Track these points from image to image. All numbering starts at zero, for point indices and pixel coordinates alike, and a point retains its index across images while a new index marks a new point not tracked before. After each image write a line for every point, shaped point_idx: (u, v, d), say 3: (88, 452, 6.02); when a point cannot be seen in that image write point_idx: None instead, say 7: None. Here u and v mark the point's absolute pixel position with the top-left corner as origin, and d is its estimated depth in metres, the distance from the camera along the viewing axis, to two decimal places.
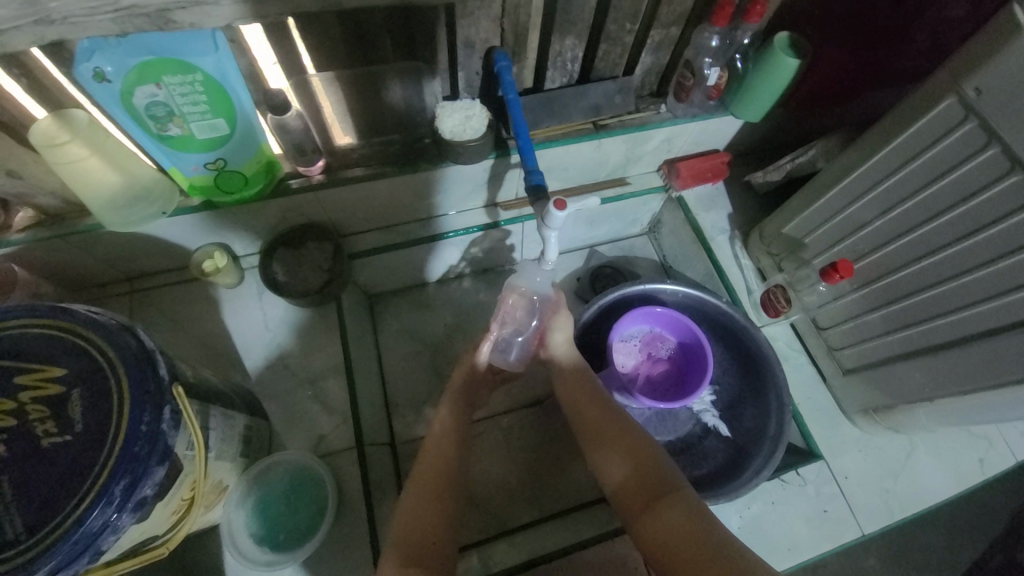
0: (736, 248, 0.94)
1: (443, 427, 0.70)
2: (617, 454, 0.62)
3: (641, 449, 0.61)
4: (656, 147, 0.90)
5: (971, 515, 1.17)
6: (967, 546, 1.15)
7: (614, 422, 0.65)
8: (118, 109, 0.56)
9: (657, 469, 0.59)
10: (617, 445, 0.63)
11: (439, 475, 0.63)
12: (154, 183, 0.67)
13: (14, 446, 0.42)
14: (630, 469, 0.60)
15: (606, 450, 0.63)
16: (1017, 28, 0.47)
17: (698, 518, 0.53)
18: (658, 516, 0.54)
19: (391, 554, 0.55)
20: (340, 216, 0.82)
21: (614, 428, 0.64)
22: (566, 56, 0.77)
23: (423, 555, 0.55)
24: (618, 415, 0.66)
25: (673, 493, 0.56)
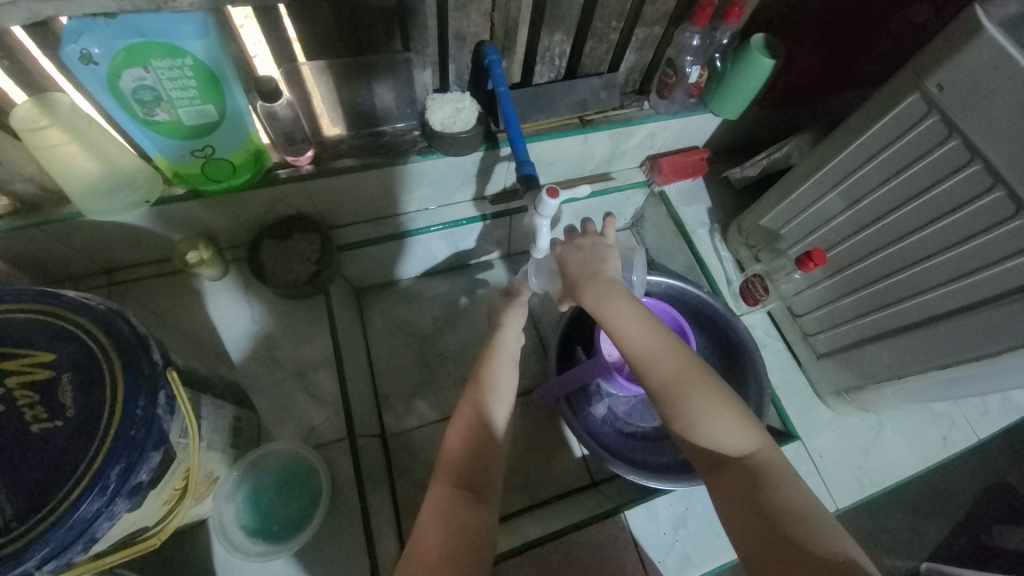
0: (716, 240, 0.97)
1: (486, 407, 0.61)
2: (686, 405, 0.55)
3: (702, 406, 0.55)
4: (639, 142, 0.93)
5: (932, 498, 1.24)
6: (930, 528, 1.21)
7: (669, 367, 0.56)
8: (104, 92, 0.54)
9: (732, 430, 0.54)
10: (688, 397, 0.55)
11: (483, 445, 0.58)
12: (137, 171, 0.65)
13: (1, 432, 0.41)
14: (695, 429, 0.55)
15: (672, 400, 0.55)
16: (973, 29, 0.51)
17: (776, 486, 0.51)
18: (731, 481, 0.53)
19: (444, 470, 0.57)
20: (328, 207, 0.81)
21: (682, 374, 0.55)
22: (554, 51, 0.79)
23: (472, 473, 0.56)
24: (672, 363, 0.56)
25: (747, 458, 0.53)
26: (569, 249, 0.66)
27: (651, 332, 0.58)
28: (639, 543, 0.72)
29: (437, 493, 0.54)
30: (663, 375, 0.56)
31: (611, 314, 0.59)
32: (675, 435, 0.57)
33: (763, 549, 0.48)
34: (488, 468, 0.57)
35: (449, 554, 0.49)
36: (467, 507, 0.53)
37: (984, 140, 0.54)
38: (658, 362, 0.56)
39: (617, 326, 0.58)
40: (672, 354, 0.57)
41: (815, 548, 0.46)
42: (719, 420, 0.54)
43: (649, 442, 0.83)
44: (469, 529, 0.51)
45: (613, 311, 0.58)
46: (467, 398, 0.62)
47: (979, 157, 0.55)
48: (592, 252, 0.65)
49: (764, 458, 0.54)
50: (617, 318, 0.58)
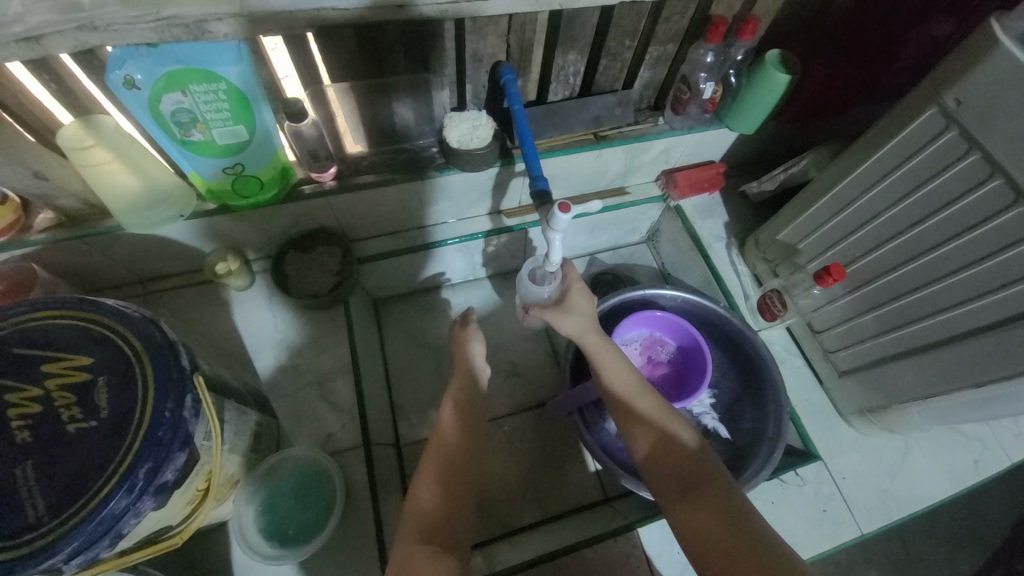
0: (733, 255, 0.97)
1: (448, 443, 0.66)
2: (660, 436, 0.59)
3: (674, 435, 0.59)
4: (655, 157, 0.94)
5: (968, 526, 1.18)
6: (967, 558, 1.15)
7: (646, 399, 0.62)
8: (145, 114, 0.58)
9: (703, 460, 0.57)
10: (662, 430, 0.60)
11: (446, 497, 0.61)
12: (173, 187, 0.69)
13: (40, 431, 0.44)
14: (668, 455, 0.58)
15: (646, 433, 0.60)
16: (992, 43, 0.51)
17: (746, 510, 0.53)
18: (702, 505, 0.54)
19: (412, 525, 0.58)
20: (349, 221, 0.84)
21: (656, 410, 0.61)
22: (569, 70, 0.81)
23: (436, 528, 0.58)
24: (648, 396, 0.63)
25: (717, 484, 0.55)
26: (574, 282, 0.70)
27: (631, 371, 0.65)
28: (652, 559, 0.71)
29: (404, 549, 0.55)
30: (640, 410, 0.61)
31: (597, 350, 0.65)
32: (650, 468, 0.59)
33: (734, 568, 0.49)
34: (449, 518, 0.59)
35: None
36: (436, 556, 0.54)
37: (1005, 154, 0.53)
38: (637, 399, 0.62)
39: (601, 361, 0.65)
40: (649, 391, 0.63)
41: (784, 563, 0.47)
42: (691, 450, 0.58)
43: None
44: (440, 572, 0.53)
45: (600, 347, 0.65)
46: (432, 450, 0.65)
47: (1001, 172, 0.53)
48: (584, 295, 0.69)
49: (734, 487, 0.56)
50: (602, 354, 0.65)
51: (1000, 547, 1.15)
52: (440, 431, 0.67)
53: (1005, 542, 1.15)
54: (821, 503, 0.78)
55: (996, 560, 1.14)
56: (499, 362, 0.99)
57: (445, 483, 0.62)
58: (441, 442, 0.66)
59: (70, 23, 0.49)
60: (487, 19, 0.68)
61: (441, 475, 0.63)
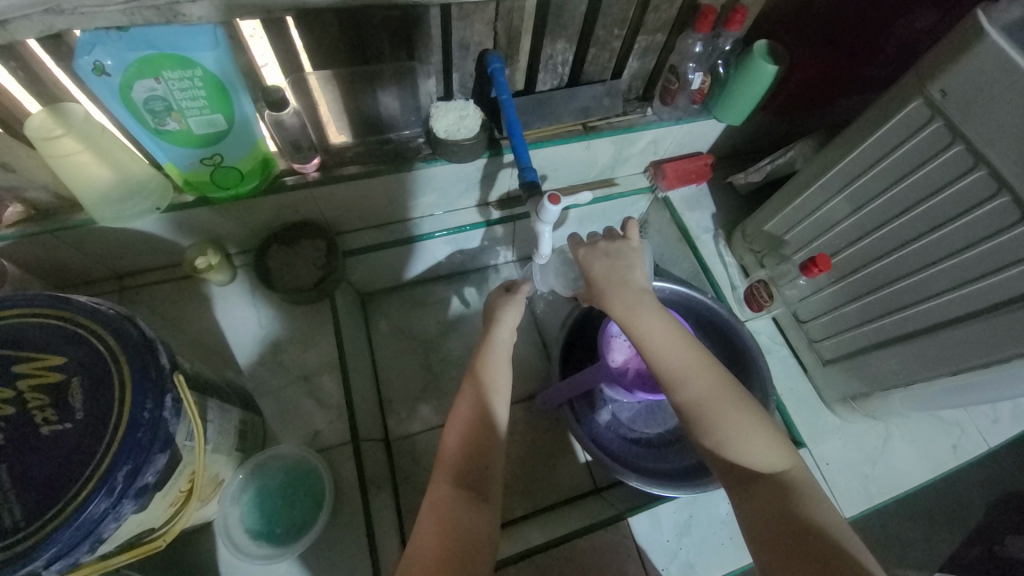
0: (720, 245, 0.98)
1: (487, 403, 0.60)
2: (718, 422, 0.54)
3: (738, 418, 0.54)
4: (643, 148, 0.94)
5: (945, 508, 1.22)
6: (943, 538, 1.19)
7: (704, 375, 0.56)
8: (116, 102, 0.55)
9: (767, 449, 0.54)
10: (720, 414, 0.55)
11: (482, 453, 0.57)
12: (148, 179, 0.67)
13: (12, 434, 0.42)
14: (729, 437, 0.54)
15: (702, 417, 0.55)
16: (979, 34, 0.51)
17: (809, 502, 0.50)
18: (757, 498, 0.52)
19: (445, 469, 0.56)
20: (334, 213, 0.82)
21: (713, 392, 0.55)
22: (557, 59, 0.79)
23: (471, 471, 0.56)
24: (704, 370, 0.57)
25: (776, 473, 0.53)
26: (594, 253, 0.63)
27: (683, 342, 0.58)
28: (643, 550, 0.72)
29: (437, 495, 0.54)
30: (697, 388, 0.56)
31: (639, 321, 0.59)
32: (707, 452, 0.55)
33: (791, 565, 0.47)
34: (489, 469, 0.56)
35: (449, 555, 0.49)
36: (472, 508, 0.53)
37: (988, 145, 0.53)
38: (688, 381, 0.56)
39: (650, 334, 0.58)
40: (705, 363, 0.57)
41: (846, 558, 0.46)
42: (750, 440, 0.54)
43: (652, 449, 0.83)
44: (476, 532, 0.51)
45: (646, 319, 0.59)
46: (474, 396, 0.60)
47: (984, 162, 0.54)
48: (606, 267, 0.62)
49: (797, 478, 0.53)
50: (648, 325, 0.59)
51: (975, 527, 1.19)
52: (468, 386, 0.62)
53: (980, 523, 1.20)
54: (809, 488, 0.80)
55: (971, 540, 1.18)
56: None
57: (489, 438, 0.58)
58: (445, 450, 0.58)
59: (36, 7, 0.48)
60: (473, 5, 0.66)
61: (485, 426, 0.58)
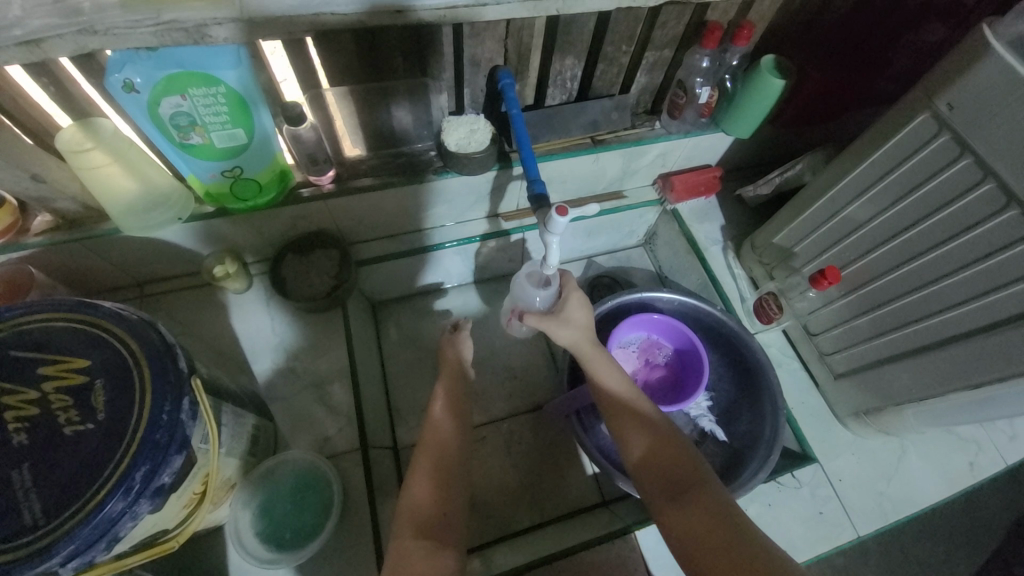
0: (729, 258, 0.97)
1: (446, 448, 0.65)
2: (651, 444, 0.60)
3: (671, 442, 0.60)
4: (651, 161, 0.95)
5: (965, 528, 1.18)
6: (965, 560, 1.15)
7: (640, 407, 0.63)
8: (144, 118, 0.59)
9: (704, 478, 0.57)
10: (661, 441, 0.59)
11: (445, 492, 0.61)
12: (172, 190, 0.69)
13: (37, 435, 0.43)
14: (661, 460, 0.58)
15: (646, 444, 0.60)
16: (985, 48, 0.52)
17: (737, 520, 0.52)
18: (690, 514, 0.53)
19: (407, 520, 0.57)
20: (347, 224, 0.84)
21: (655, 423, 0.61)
22: (566, 75, 0.81)
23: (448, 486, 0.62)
24: (641, 402, 0.64)
25: (709, 489, 0.55)
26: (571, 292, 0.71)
27: (625, 381, 0.66)
28: (650, 564, 0.71)
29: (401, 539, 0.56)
30: (633, 416, 0.62)
31: (594, 360, 0.67)
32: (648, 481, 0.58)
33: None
34: (445, 513, 0.59)
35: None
36: (435, 549, 0.55)
37: (997, 158, 0.53)
38: (635, 412, 0.62)
39: (598, 370, 0.66)
40: (643, 398, 0.65)
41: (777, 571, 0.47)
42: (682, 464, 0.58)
43: None
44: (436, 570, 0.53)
45: (596, 357, 0.67)
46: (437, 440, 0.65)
47: (993, 175, 0.54)
48: (581, 305, 0.69)
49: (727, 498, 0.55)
50: (600, 365, 0.66)
51: (997, 549, 1.16)
52: (428, 430, 0.66)
53: (1003, 544, 1.16)
54: (824, 506, 0.78)
55: (993, 562, 1.14)
56: (497, 365, 0.99)
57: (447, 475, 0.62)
58: (437, 438, 0.66)
59: (70, 26, 0.49)
60: (485, 24, 0.68)
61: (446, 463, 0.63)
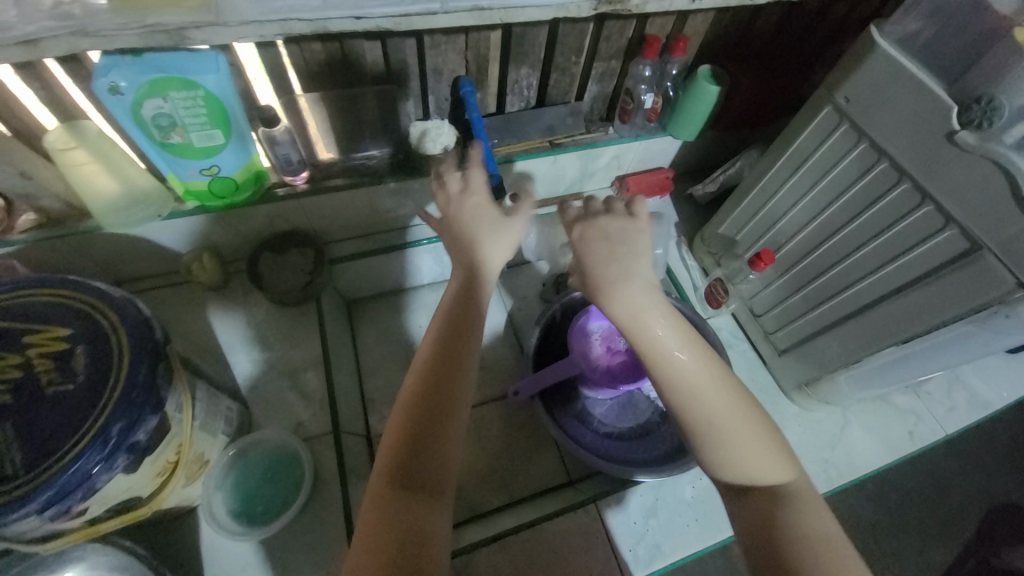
0: (682, 251, 1.05)
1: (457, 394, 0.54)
2: (717, 434, 0.51)
3: (747, 424, 0.52)
4: (607, 163, 1.02)
5: (936, 518, 1.23)
6: (937, 551, 1.19)
7: (714, 379, 0.52)
8: (128, 118, 0.64)
9: (772, 463, 0.51)
10: (725, 425, 0.51)
11: (403, 452, 0.52)
12: (151, 190, 0.75)
13: (20, 396, 0.47)
14: (731, 447, 0.51)
15: (710, 429, 0.51)
16: (869, 47, 0.60)
17: (802, 516, 0.50)
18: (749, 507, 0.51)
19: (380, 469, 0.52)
20: (321, 223, 0.89)
21: (721, 400, 0.52)
22: (522, 83, 0.89)
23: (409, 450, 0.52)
24: (712, 376, 0.52)
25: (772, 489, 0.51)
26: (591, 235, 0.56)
27: (685, 346, 0.53)
28: (611, 531, 0.75)
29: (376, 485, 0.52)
30: (705, 401, 0.51)
31: (642, 321, 0.53)
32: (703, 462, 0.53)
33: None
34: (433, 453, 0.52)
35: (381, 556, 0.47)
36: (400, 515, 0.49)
37: (887, 140, 0.62)
38: (695, 394, 0.51)
39: (651, 334, 0.52)
40: (715, 371, 0.53)
41: (830, 558, 0.47)
42: (755, 454, 0.51)
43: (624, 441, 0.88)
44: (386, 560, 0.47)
45: (643, 317, 0.53)
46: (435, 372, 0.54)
47: (886, 155, 0.62)
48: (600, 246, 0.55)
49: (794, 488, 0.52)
50: (654, 328, 0.52)
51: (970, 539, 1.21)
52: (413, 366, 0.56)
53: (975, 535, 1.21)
54: None
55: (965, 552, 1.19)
56: None
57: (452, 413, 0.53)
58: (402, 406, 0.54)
59: (64, 29, 0.53)
60: (444, 36, 0.76)
61: (458, 400, 0.54)
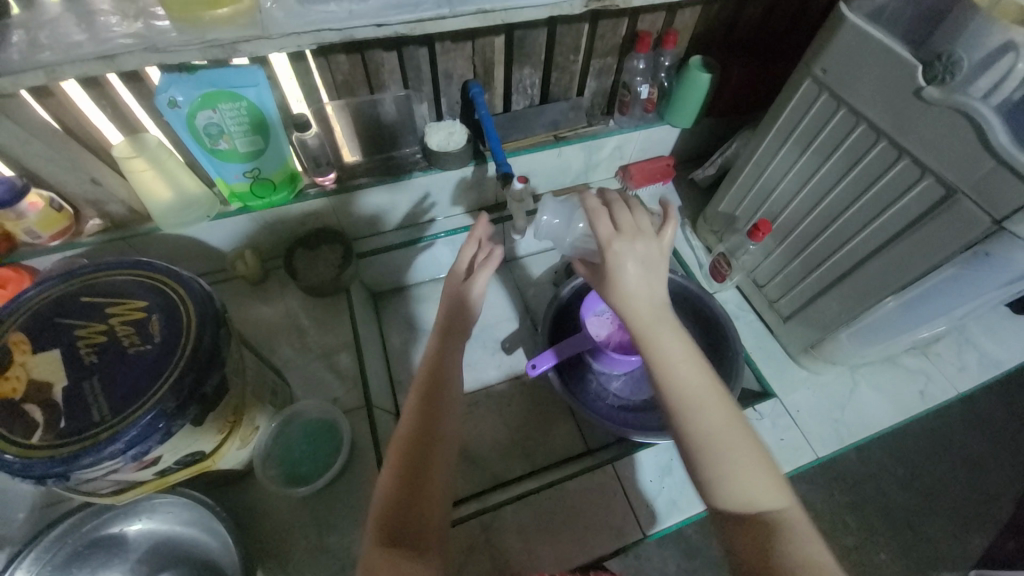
0: (686, 232, 1.10)
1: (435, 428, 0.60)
2: (709, 454, 0.51)
3: (734, 444, 0.51)
4: (609, 154, 1.09)
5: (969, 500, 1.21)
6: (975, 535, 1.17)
7: (695, 395, 0.54)
8: (183, 128, 0.74)
9: (762, 482, 0.50)
10: (713, 441, 0.51)
11: (404, 491, 0.56)
12: (202, 194, 0.84)
13: (108, 355, 0.55)
14: (722, 467, 0.51)
15: (695, 451, 0.52)
16: (839, 21, 0.66)
17: (795, 544, 0.47)
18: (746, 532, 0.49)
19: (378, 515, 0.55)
20: (348, 220, 0.97)
21: (706, 418, 0.52)
22: (526, 82, 0.97)
23: (410, 488, 0.56)
24: (687, 398, 0.53)
25: (784, 517, 0.49)
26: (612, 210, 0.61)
27: (673, 359, 0.55)
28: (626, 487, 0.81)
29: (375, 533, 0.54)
30: (681, 418, 0.53)
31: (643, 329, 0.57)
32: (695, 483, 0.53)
33: None
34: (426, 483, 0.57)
35: None
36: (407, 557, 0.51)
37: (863, 103, 0.67)
38: (679, 409, 0.53)
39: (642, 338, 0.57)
40: (699, 388, 0.54)
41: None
42: (745, 478, 0.50)
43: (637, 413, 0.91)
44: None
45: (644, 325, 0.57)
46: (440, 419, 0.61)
47: (863, 118, 0.68)
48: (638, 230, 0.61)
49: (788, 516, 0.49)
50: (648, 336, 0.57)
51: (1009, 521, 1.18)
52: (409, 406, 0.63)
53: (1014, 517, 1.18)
54: None
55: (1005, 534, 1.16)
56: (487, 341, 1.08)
57: (442, 440, 0.60)
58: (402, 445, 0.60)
59: (138, 46, 0.63)
60: (453, 43, 0.84)
61: (441, 434, 0.60)
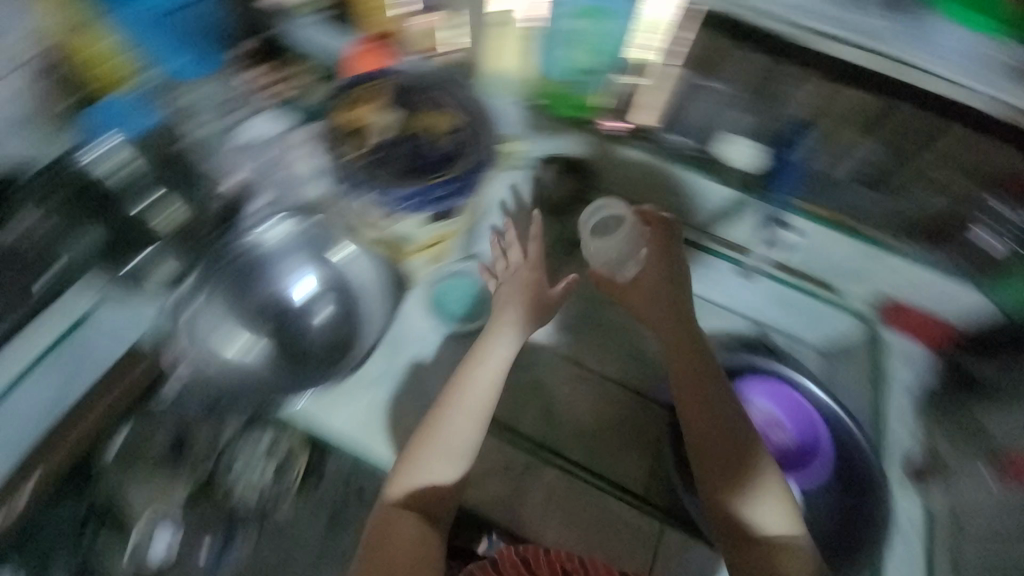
0: (909, 407, 0.92)
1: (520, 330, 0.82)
2: (737, 484, 0.70)
3: (760, 477, 0.70)
4: (890, 276, 0.91)
5: None
6: None
7: (733, 435, 0.73)
8: (558, 19, 0.85)
9: (780, 514, 0.68)
10: (744, 475, 0.71)
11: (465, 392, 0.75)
12: (527, 80, 0.92)
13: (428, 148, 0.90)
14: (748, 491, 0.70)
15: (719, 476, 0.71)
16: None
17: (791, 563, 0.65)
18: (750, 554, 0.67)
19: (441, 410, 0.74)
20: (601, 168, 0.98)
21: (737, 455, 0.72)
22: (868, 154, 0.82)
23: (474, 413, 0.74)
24: (729, 431, 0.73)
25: (791, 543, 0.66)
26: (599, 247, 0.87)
27: (721, 408, 0.74)
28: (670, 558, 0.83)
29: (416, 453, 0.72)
30: (715, 450, 0.72)
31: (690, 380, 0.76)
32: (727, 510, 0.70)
33: None
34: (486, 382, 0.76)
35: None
36: (417, 524, 0.68)
37: None
38: (717, 443, 0.73)
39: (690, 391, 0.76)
40: (736, 428, 0.73)
41: None
42: (764, 505, 0.68)
43: None
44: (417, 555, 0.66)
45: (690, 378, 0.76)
46: (469, 396, 0.75)
47: None
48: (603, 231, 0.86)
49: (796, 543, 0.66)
50: (697, 384, 0.76)
51: None
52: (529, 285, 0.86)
53: None
54: None
55: None
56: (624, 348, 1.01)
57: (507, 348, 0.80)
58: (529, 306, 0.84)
59: None
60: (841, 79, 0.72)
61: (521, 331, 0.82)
